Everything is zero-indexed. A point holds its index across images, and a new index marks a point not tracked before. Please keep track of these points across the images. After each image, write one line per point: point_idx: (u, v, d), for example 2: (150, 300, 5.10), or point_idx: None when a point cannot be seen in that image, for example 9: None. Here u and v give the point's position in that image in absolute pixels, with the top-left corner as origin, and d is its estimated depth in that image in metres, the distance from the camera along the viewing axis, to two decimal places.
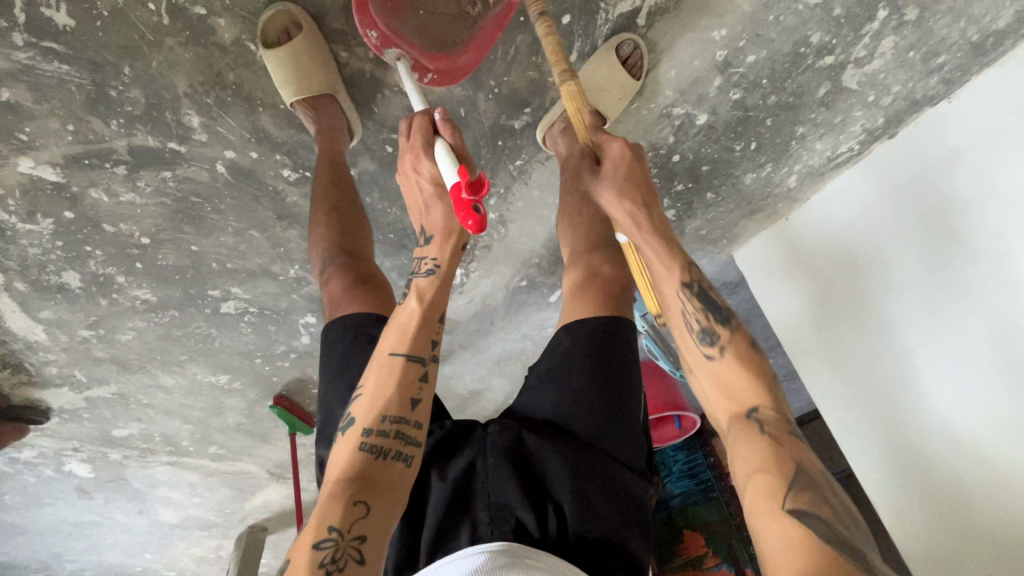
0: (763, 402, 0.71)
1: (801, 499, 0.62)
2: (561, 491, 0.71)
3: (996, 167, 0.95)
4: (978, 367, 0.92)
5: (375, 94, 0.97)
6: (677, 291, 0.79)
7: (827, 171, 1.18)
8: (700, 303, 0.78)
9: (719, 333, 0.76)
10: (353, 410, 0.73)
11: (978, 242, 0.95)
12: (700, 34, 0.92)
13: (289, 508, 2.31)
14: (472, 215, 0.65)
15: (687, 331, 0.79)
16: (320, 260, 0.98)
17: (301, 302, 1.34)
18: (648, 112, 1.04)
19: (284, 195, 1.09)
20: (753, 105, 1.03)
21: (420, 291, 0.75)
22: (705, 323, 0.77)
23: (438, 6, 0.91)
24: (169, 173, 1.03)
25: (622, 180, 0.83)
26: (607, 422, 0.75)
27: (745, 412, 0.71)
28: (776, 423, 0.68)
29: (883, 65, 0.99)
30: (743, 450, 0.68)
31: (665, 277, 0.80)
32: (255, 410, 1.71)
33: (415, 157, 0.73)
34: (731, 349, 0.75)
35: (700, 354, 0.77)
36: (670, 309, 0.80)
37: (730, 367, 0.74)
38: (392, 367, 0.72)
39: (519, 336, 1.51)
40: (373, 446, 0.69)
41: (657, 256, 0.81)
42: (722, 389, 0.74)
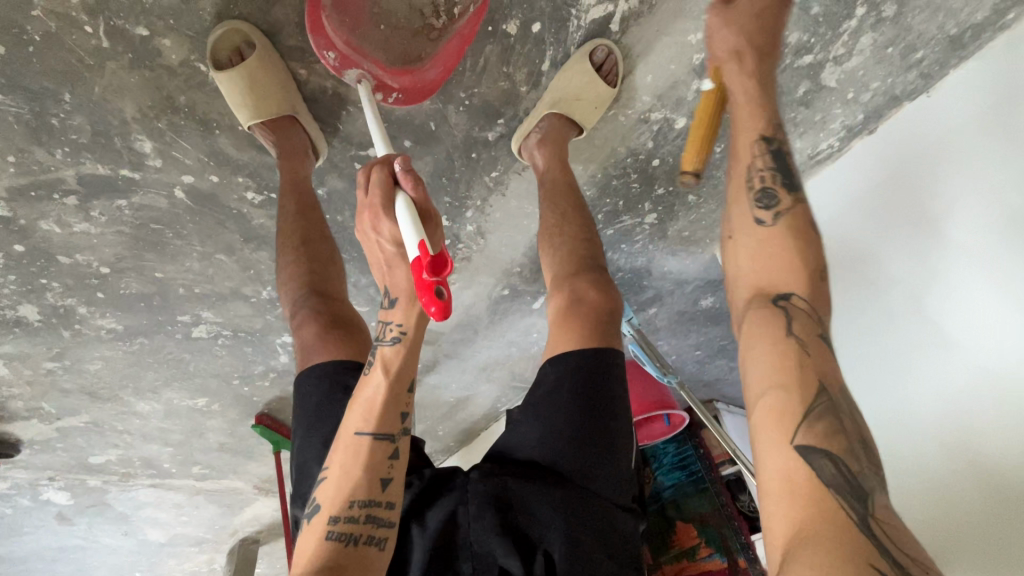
0: (797, 291, 0.58)
1: (815, 433, 0.52)
2: (549, 537, 0.70)
3: (974, 160, 0.93)
4: (957, 362, 0.92)
5: (339, 110, 0.91)
6: (752, 143, 0.67)
7: (807, 168, 1.17)
8: (772, 162, 0.66)
9: (780, 197, 0.64)
10: (321, 496, 0.70)
11: (958, 236, 0.94)
12: (675, 39, 0.89)
13: (280, 521, 2.28)
14: (435, 300, 0.59)
15: (745, 185, 0.66)
16: (291, 301, 0.94)
17: (277, 323, 1.29)
18: (625, 118, 1.00)
19: (250, 218, 1.04)
20: None
21: (385, 361, 0.69)
22: (769, 183, 0.65)
23: (400, 20, 0.88)
24: (125, 201, 0.97)
25: (750, 20, 0.72)
26: (596, 463, 0.73)
27: (772, 298, 0.59)
28: (807, 321, 0.57)
29: (862, 62, 0.96)
30: (760, 341, 0.57)
31: (743, 126, 0.69)
32: (237, 429, 1.66)
33: (374, 215, 0.66)
34: (787, 220, 0.63)
35: (750, 218, 0.65)
36: (737, 167, 0.68)
37: (773, 240, 0.62)
38: (359, 445, 0.69)
39: (504, 343, 1.49)
40: (342, 533, 0.66)
41: (744, 89, 0.71)
42: (754, 258, 0.63)
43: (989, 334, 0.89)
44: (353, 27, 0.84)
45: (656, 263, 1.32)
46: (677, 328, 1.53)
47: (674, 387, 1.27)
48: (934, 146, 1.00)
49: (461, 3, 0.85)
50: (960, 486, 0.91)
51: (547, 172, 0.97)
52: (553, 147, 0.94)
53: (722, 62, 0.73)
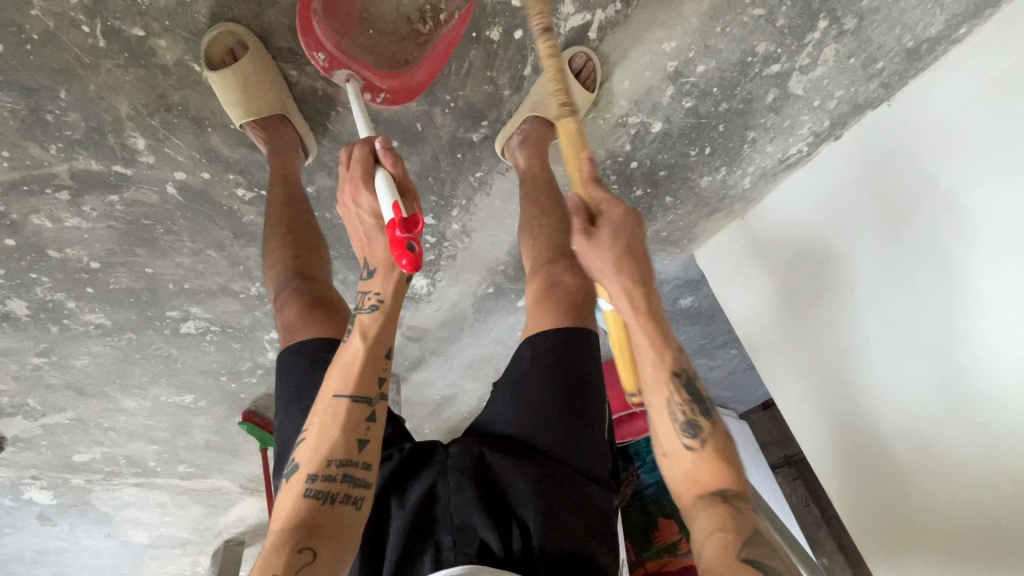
0: (729, 485, 0.73)
1: (757, 553, 0.66)
2: (525, 508, 0.73)
3: (936, 169, 0.99)
4: (920, 360, 0.98)
5: (329, 110, 0.95)
6: (667, 381, 0.76)
7: (779, 173, 1.21)
8: (688, 395, 0.76)
9: (702, 427, 0.75)
10: (299, 456, 0.73)
11: (928, 237, 0.99)
12: (650, 47, 0.94)
13: (265, 521, 2.28)
14: (407, 254, 0.65)
15: (670, 418, 0.76)
16: (276, 286, 0.97)
17: (265, 319, 1.31)
18: (604, 122, 1.05)
19: (240, 214, 1.06)
20: (705, 113, 1.05)
21: (363, 328, 0.72)
22: (691, 416, 0.75)
23: (388, 26, 0.92)
24: (117, 196, 0.99)
25: (619, 254, 0.72)
26: (570, 434, 0.77)
27: (712, 493, 0.73)
28: (739, 503, 0.71)
29: (827, 72, 1.02)
30: (705, 525, 0.70)
31: (653, 370, 0.76)
32: (223, 427, 1.67)
33: (355, 188, 0.70)
34: (711, 442, 0.75)
35: (680, 442, 0.76)
36: (656, 410, 0.77)
37: (705, 459, 0.74)
38: (338, 408, 0.72)
39: (489, 340, 1.52)
40: (319, 491, 0.69)
41: (646, 336, 0.76)
42: (689, 470, 0.75)
43: (957, 329, 0.94)
44: (345, 30, 0.88)
45: None
46: None
47: None
48: (898, 153, 1.05)
49: (447, 8, 0.89)
50: (925, 477, 0.96)
51: (529, 171, 1.00)
52: (534, 147, 1.00)
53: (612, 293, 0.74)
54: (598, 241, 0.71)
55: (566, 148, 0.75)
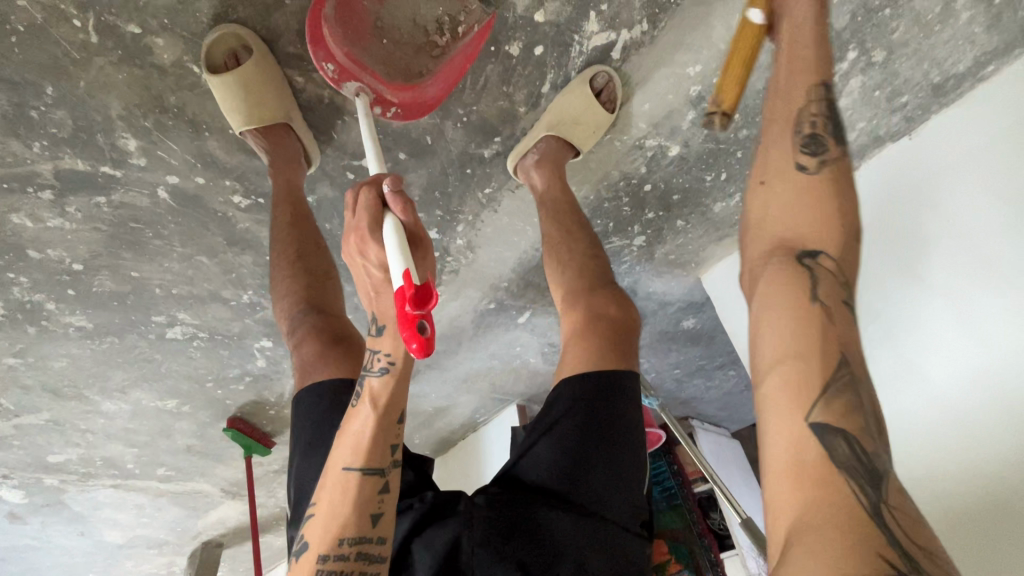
0: (826, 249, 0.51)
1: (831, 408, 0.45)
2: (560, 562, 0.70)
3: (954, 201, 0.97)
4: (928, 391, 0.95)
5: (335, 121, 0.90)
6: (809, 87, 0.59)
7: None
8: (824, 108, 0.58)
9: (830, 147, 0.56)
10: (309, 533, 0.67)
11: (964, 263, 0.94)
12: (674, 70, 0.90)
13: (245, 524, 2.22)
14: (416, 337, 0.57)
15: (791, 133, 0.58)
16: (288, 315, 0.93)
17: (256, 327, 1.26)
18: (621, 143, 1.01)
19: (235, 221, 1.01)
20: (724, 139, 1.02)
21: (373, 394, 0.67)
22: (817, 130, 0.57)
23: (404, 35, 0.88)
24: (104, 198, 0.93)
25: None
26: (609, 489, 0.76)
27: (797, 258, 0.52)
28: (833, 287, 0.50)
29: (850, 103, 0.99)
30: (779, 322, 0.50)
31: (806, 61, 0.60)
32: (206, 432, 1.61)
33: (361, 239, 0.65)
34: (833, 170, 0.55)
35: (791, 166, 0.57)
36: (788, 100, 0.60)
37: (813, 194, 0.54)
38: (348, 481, 0.67)
39: (487, 355, 1.48)
40: (332, 571, 0.64)
41: (806, 28, 0.61)
42: (785, 213, 0.55)
43: (968, 362, 0.91)
44: (356, 39, 0.83)
45: (641, 283, 1.34)
46: (659, 347, 1.55)
47: (654, 408, 1.29)
48: (914, 186, 1.03)
49: (467, 21, 0.84)
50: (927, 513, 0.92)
51: (547, 193, 0.98)
52: (549, 168, 0.96)
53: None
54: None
55: None
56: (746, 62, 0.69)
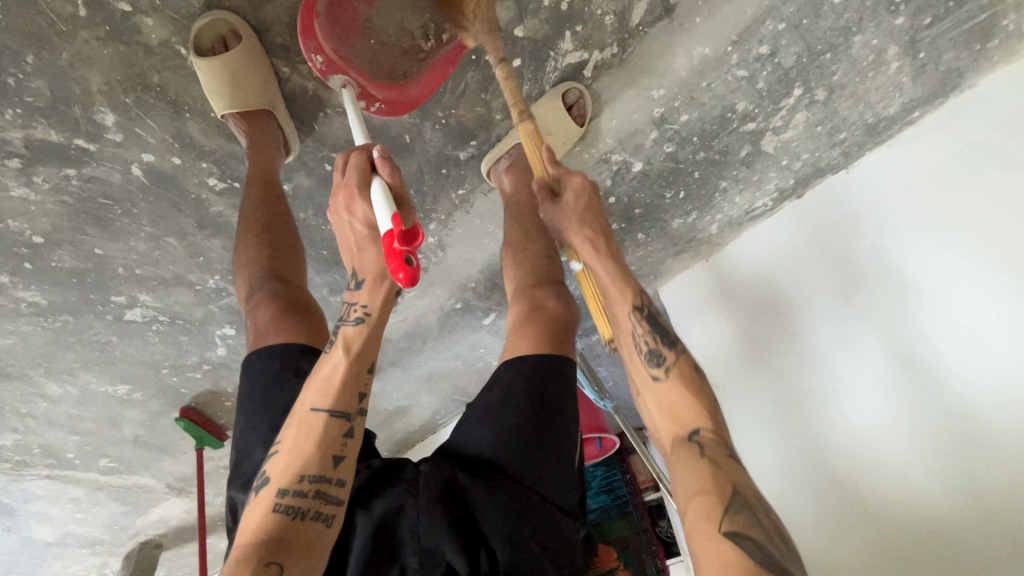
0: (703, 425, 0.69)
1: (737, 521, 0.61)
2: (492, 532, 0.75)
3: (890, 231, 1.07)
4: (867, 401, 1.02)
5: (317, 112, 0.93)
6: (628, 314, 0.76)
7: (744, 223, 1.28)
8: (649, 326, 0.75)
9: (665, 355, 0.73)
10: (270, 469, 0.70)
11: (897, 287, 1.04)
12: (640, 92, 0.97)
13: (188, 524, 2.15)
14: (404, 268, 0.62)
15: (636, 353, 0.75)
16: (248, 285, 0.95)
17: (219, 313, 1.26)
18: (589, 156, 1.07)
19: (208, 204, 1.02)
20: (683, 159, 1.10)
21: (347, 342, 0.71)
22: (653, 345, 0.74)
23: (389, 37, 0.91)
24: (74, 171, 0.93)
25: (581, 214, 0.78)
26: (545, 464, 0.79)
27: (686, 436, 0.69)
28: (718, 448, 0.67)
29: (796, 135, 1.09)
30: (688, 480, 0.66)
31: (615, 307, 0.77)
32: (157, 422, 1.57)
33: (349, 197, 0.69)
34: (676, 371, 0.73)
35: (647, 374, 0.74)
36: (621, 331, 0.77)
37: (674, 391, 0.72)
38: (314, 422, 0.69)
39: (450, 355, 1.51)
40: (289, 506, 0.67)
41: (608, 276, 0.77)
42: (668, 411, 0.72)
43: (903, 376, 0.99)
44: (345, 36, 0.86)
45: None
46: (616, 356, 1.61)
47: (608, 411, 1.32)
48: (855, 215, 1.13)
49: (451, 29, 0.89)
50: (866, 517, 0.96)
51: (512, 195, 1.04)
52: (520, 171, 1.02)
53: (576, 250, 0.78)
54: (562, 205, 0.79)
55: (528, 147, 0.82)
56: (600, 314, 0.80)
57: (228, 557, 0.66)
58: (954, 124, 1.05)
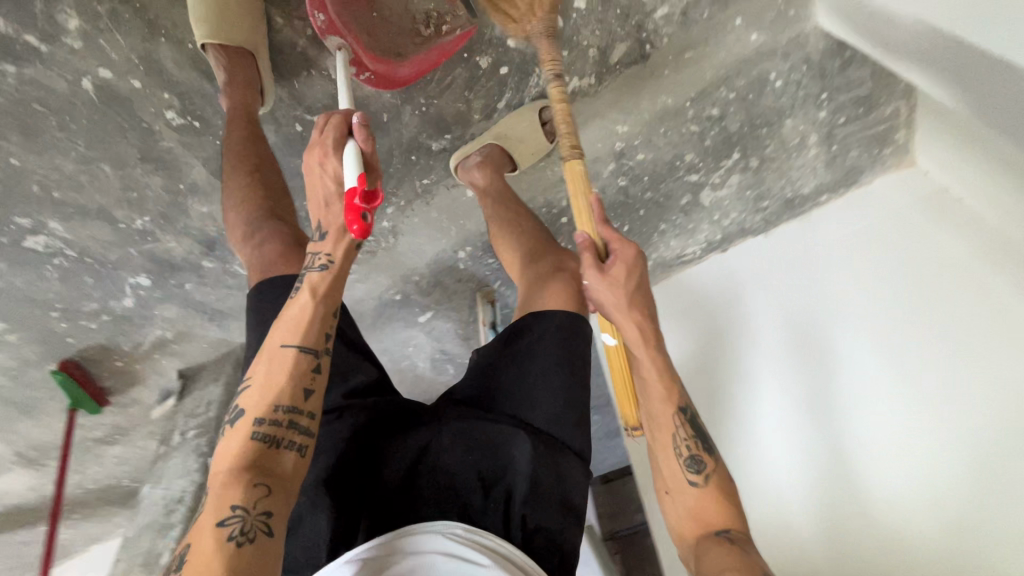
0: (732, 525, 0.77)
1: None
2: (523, 466, 0.80)
3: (793, 287, 1.23)
4: (778, 439, 1.13)
5: (301, 71, 0.93)
6: (673, 415, 0.84)
7: (674, 264, 1.41)
8: (692, 431, 0.84)
9: (705, 463, 0.82)
10: (244, 402, 0.69)
11: (801, 336, 1.18)
12: (606, 124, 1.07)
13: (28, 505, 1.86)
14: (359, 221, 0.67)
15: (674, 453, 0.83)
16: (248, 219, 0.90)
17: (138, 258, 1.17)
18: (552, 172, 1.14)
19: (159, 138, 0.98)
20: (633, 195, 1.21)
21: (313, 286, 0.71)
22: (694, 450, 0.82)
23: (392, 18, 0.97)
24: (13, 68, 0.85)
25: (631, 295, 0.82)
26: (569, 412, 0.84)
27: (718, 534, 0.77)
28: (741, 543, 0.75)
29: (729, 194, 1.24)
30: (713, 562, 0.72)
31: (659, 408, 0.85)
32: (25, 374, 1.39)
33: (324, 153, 0.70)
34: (715, 479, 0.81)
35: (685, 479, 0.81)
36: (662, 435, 0.84)
37: (709, 497, 0.80)
38: (283, 359, 0.69)
39: (377, 349, 1.49)
40: (266, 435, 0.67)
41: (656, 369, 0.84)
42: (695, 513, 0.80)
43: (807, 418, 1.12)
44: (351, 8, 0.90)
45: None
46: None
47: None
48: (765, 272, 1.29)
49: (451, 23, 0.93)
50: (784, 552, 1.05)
51: (488, 186, 1.05)
52: (491, 168, 1.04)
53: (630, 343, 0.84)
54: (614, 279, 0.82)
55: (578, 207, 0.85)
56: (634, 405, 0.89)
57: (207, 490, 0.66)
58: (846, 206, 1.25)
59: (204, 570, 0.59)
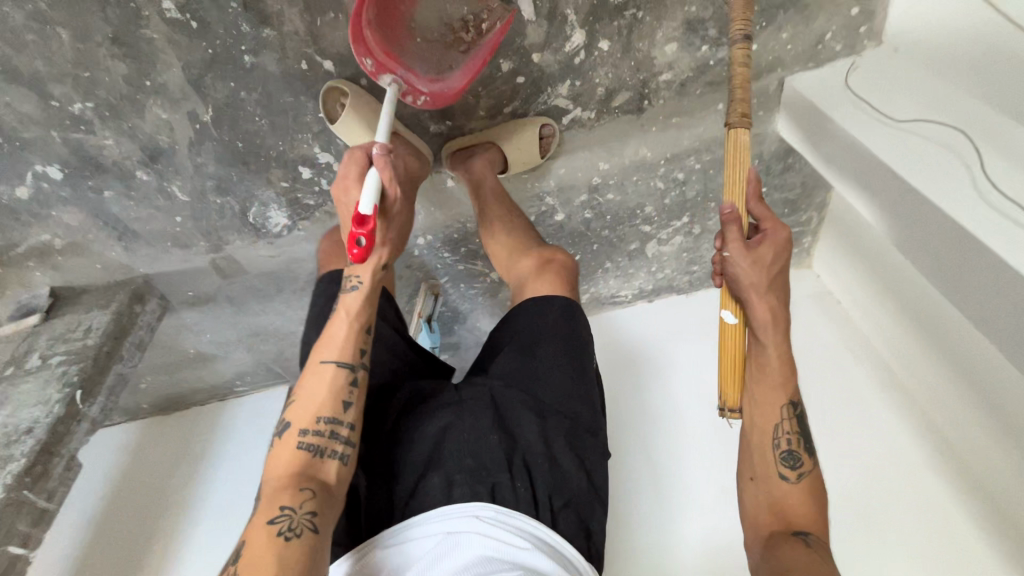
0: (813, 528, 0.73)
1: None
2: (535, 447, 0.79)
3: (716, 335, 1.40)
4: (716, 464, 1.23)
5: (328, 11, 0.90)
6: (782, 406, 0.79)
7: (606, 302, 1.52)
8: (797, 426, 0.79)
9: (803, 460, 0.77)
10: (289, 415, 0.73)
11: None
12: (591, 158, 1.17)
13: None
14: (356, 245, 0.72)
15: (773, 445, 0.78)
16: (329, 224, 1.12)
17: (58, 146, 1.02)
18: (529, 187, 1.21)
19: (143, 24, 0.89)
20: (592, 229, 1.31)
21: (347, 305, 0.79)
22: (794, 446, 0.78)
23: (433, 32, 0.99)
24: None
25: (768, 276, 0.77)
26: (576, 392, 0.84)
27: (795, 532, 0.72)
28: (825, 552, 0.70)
29: (669, 251, 1.39)
30: (791, 559, 0.68)
31: (773, 396, 0.79)
32: None
33: (344, 186, 0.79)
34: (808, 478, 0.77)
35: (776, 471, 0.77)
36: (762, 426, 0.79)
37: (802, 494, 0.76)
38: (324, 373, 0.75)
39: (298, 317, 1.42)
40: (311, 444, 0.70)
41: (780, 358, 0.78)
42: (776, 507, 0.76)
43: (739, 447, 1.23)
44: (396, 38, 0.97)
45: (473, 315, 1.50)
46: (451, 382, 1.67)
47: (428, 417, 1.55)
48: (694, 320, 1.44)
49: (488, 18, 0.96)
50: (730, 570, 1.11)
51: (480, 178, 1.09)
52: (486, 163, 1.08)
53: (755, 321, 0.77)
54: (758, 254, 0.76)
55: (729, 168, 0.79)
56: (740, 381, 0.79)
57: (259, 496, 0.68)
58: None
59: (257, 567, 0.60)
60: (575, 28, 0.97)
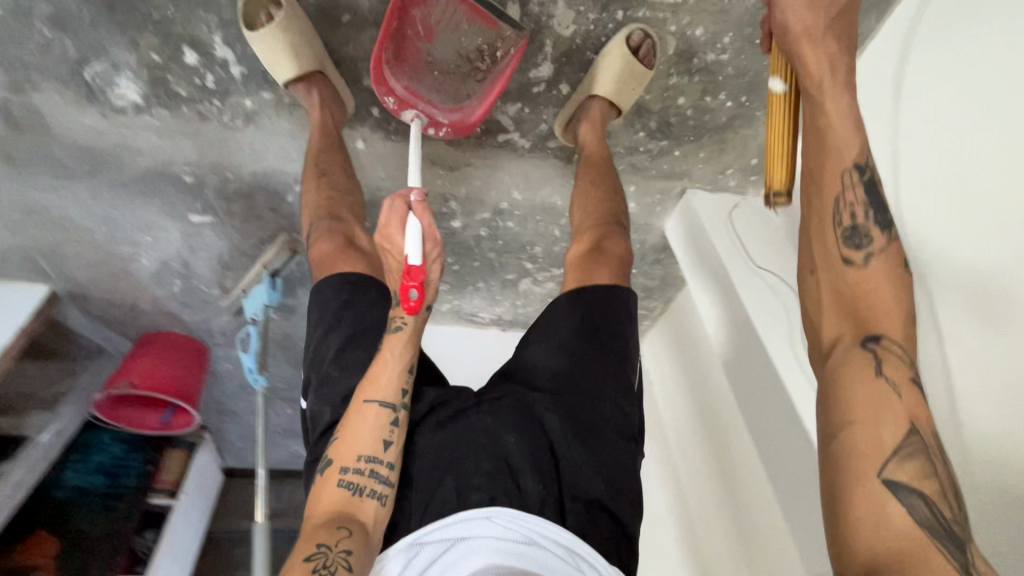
0: (891, 332, 0.57)
1: (909, 471, 0.51)
2: (560, 446, 0.76)
3: None
4: None
5: None
6: (846, 169, 0.64)
7: (462, 314, 1.49)
8: (865, 193, 0.64)
9: (874, 237, 0.62)
10: (332, 450, 0.73)
11: None
12: (508, 182, 1.15)
13: None
14: (407, 297, 0.73)
15: (833, 220, 0.64)
16: (315, 216, 0.98)
17: None
18: (439, 183, 1.14)
19: None
20: (479, 245, 1.28)
21: (389, 346, 0.76)
22: (860, 220, 0.63)
23: (450, 63, 0.97)
24: None
25: (829, 15, 0.64)
26: (600, 392, 0.81)
27: (864, 339, 0.58)
28: (900, 364, 0.56)
29: (540, 290, 1.42)
30: (858, 401, 0.56)
31: (836, 155, 0.65)
32: None
33: (387, 236, 0.72)
34: (883, 257, 0.61)
35: (840, 256, 0.63)
36: (824, 192, 0.65)
37: (874, 276, 0.61)
38: (366, 411, 0.73)
39: (101, 212, 1.12)
40: (350, 482, 0.69)
41: (849, 111, 0.64)
42: (844, 300, 0.61)
43: None
44: (411, 72, 0.96)
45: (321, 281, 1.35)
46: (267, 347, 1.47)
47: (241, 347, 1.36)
48: None
49: (502, 47, 0.92)
50: None
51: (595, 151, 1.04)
52: (591, 127, 1.02)
53: (802, 66, 0.65)
54: None
55: None
56: (791, 156, 0.70)
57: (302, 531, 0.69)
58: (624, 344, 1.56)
59: None
60: (546, 59, 0.97)
